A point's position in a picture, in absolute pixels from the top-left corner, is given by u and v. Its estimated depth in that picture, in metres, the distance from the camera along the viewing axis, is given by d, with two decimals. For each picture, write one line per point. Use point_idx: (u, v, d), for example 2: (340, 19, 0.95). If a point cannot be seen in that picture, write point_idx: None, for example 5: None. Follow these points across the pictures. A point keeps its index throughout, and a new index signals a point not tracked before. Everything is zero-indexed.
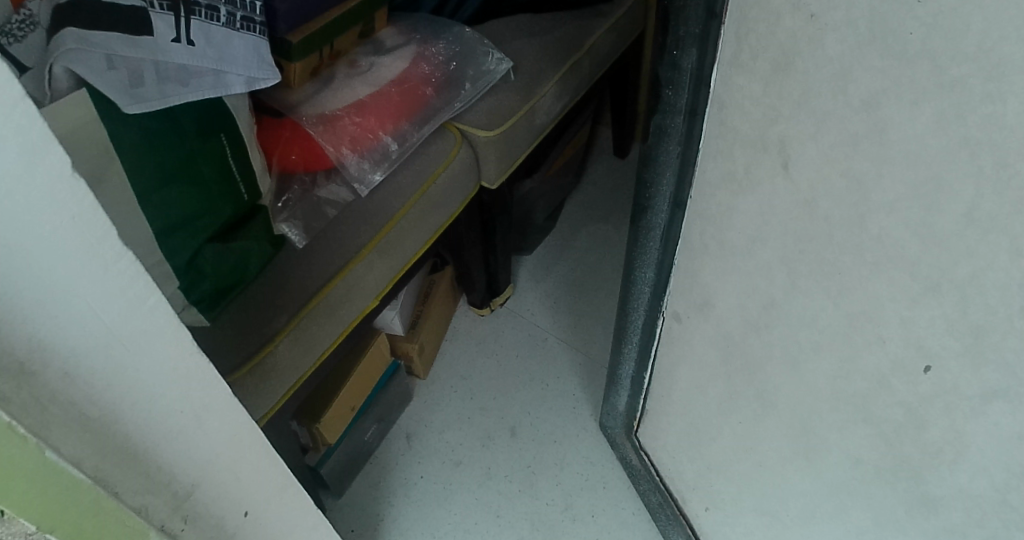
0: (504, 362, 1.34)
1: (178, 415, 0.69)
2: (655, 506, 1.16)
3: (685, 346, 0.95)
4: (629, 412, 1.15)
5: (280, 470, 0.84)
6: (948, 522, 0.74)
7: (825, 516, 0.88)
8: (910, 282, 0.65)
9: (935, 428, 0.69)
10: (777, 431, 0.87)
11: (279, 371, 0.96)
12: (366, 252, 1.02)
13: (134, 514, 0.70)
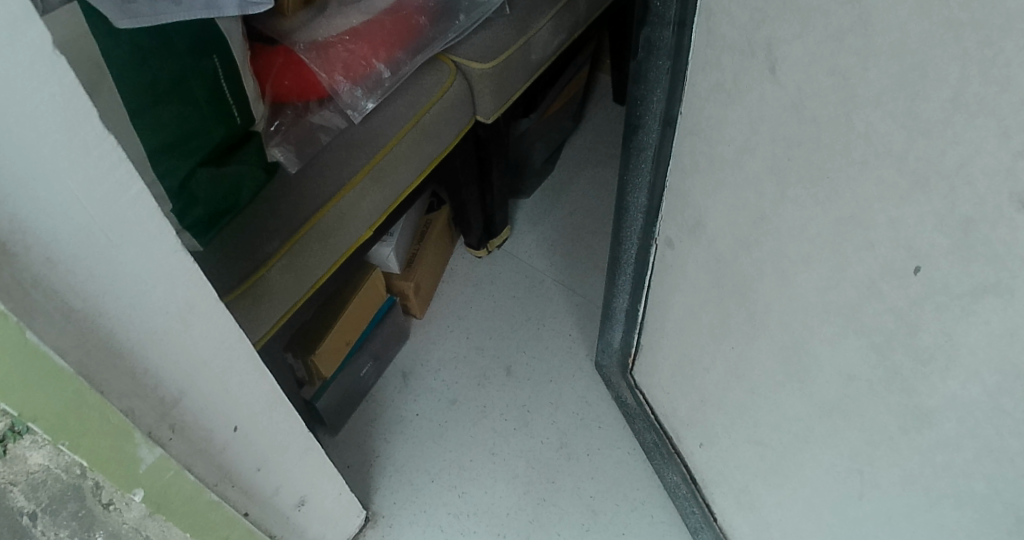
0: (500, 302, 1.36)
1: (162, 315, 0.70)
2: (650, 445, 1.18)
3: (678, 273, 0.96)
4: (624, 348, 1.17)
5: (270, 387, 0.84)
6: (942, 435, 0.72)
7: (818, 441, 0.86)
8: (898, 179, 0.65)
9: (926, 333, 0.68)
10: (770, 353, 0.86)
11: (273, 295, 0.98)
12: (359, 180, 1.03)
13: (121, 415, 0.70)
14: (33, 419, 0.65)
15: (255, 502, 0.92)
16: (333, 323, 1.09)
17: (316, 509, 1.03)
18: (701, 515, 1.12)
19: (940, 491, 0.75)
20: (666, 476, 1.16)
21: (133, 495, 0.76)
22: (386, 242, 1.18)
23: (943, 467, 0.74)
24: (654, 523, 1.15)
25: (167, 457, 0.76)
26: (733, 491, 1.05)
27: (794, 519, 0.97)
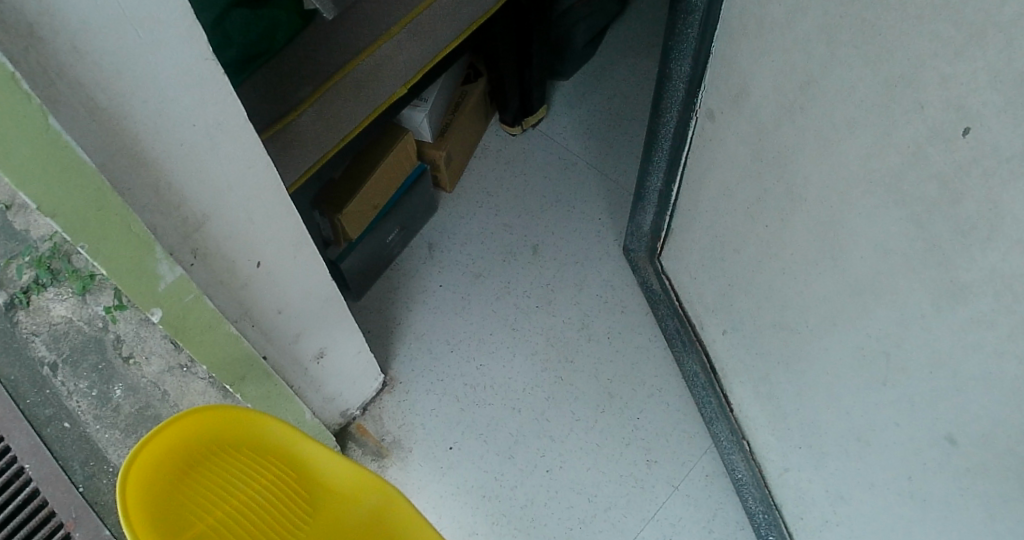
0: (532, 183, 1.36)
1: (190, 129, 0.68)
2: (672, 332, 1.21)
3: (716, 146, 0.96)
4: (654, 232, 1.20)
5: (296, 225, 0.83)
6: (975, 312, 0.68)
7: (847, 322, 0.83)
8: (955, 33, 0.62)
9: (969, 202, 0.65)
10: (804, 230, 0.85)
11: (303, 141, 0.99)
12: (396, 31, 1.01)
13: (143, 227, 0.69)
14: (52, 214, 0.64)
15: (274, 347, 0.93)
16: (364, 183, 1.10)
17: (333, 364, 1.05)
18: (718, 405, 1.14)
19: (968, 375, 0.71)
20: (686, 364, 1.19)
21: (150, 313, 0.75)
22: (420, 107, 1.17)
23: (973, 348, 0.69)
24: (668, 411, 1.20)
25: (186, 280, 0.75)
26: (753, 380, 1.05)
27: (814, 408, 0.94)
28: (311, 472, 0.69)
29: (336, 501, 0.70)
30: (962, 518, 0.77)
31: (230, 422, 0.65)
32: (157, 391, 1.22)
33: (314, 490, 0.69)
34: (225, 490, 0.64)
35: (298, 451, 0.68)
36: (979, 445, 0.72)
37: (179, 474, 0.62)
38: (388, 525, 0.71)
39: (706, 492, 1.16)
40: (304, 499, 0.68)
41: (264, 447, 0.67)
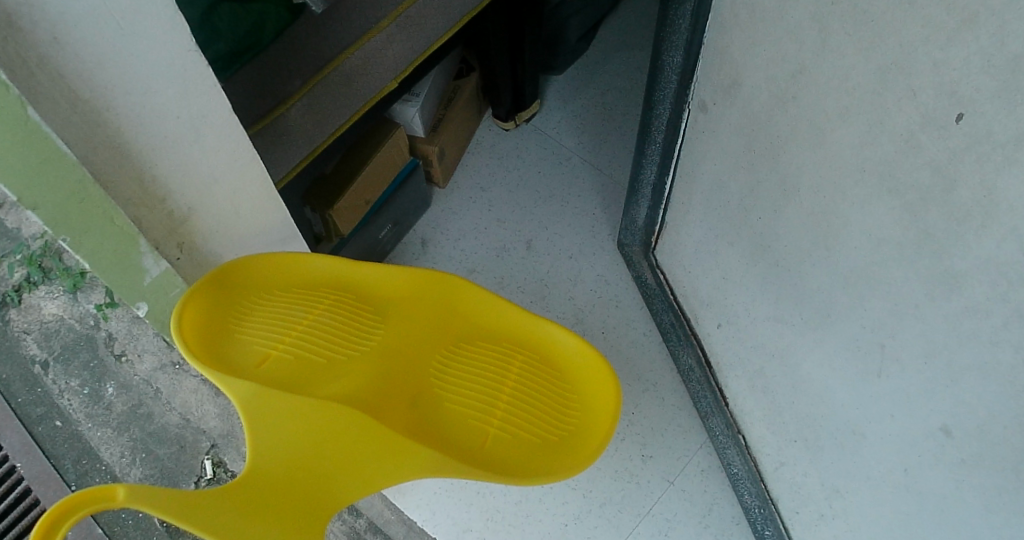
0: (525, 178, 1.35)
1: (174, 121, 0.67)
2: (667, 326, 1.20)
3: (708, 138, 0.95)
4: (647, 226, 1.19)
5: (283, 218, 0.82)
6: (971, 301, 0.67)
7: (841, 314, 0.82)
8: (948, 17, 0.61)
9: (964, 189, 0.64)
10: (798, 221, 0.84)
11: (292, 136, 0.98)
12: (386, 25, 1.00)
13: (127, 222, 0.70)
14: (34, 208, 0.67)
15: None
16: (355, 178, 1.10)
17: None
18: (713, 400, 1.13)
19: (963, 364, 0.70)
20: (681, 358, 1.18)
21: (137, 307, 0.79)
22: (411, 102, 1.17)
23: (968, 338, 0.69)
24: (663, 405, 1.19)
25: (172, 274, 0.77)
26: (747, 374, 1.04)
27: (808, 401, 0.93)
28: (360, 285, 0.88)
29: (399, 299, 0.88)
30: (959, 510, 0.77)
31: (271, 266, 0.85)
32: (150, 387, 1.28)
33: (365, 299, 0.88)
34: (291, 319, 0.83)
35: (344, 277, 0.88)
36: (975, 435, 0.71)
37: (240, 317, 0.82)
38: (456, 308, 0.88)
39: (702, 486, 1.15)
40: (365, 305, 0.87)
41: (316, 280, 0.87)
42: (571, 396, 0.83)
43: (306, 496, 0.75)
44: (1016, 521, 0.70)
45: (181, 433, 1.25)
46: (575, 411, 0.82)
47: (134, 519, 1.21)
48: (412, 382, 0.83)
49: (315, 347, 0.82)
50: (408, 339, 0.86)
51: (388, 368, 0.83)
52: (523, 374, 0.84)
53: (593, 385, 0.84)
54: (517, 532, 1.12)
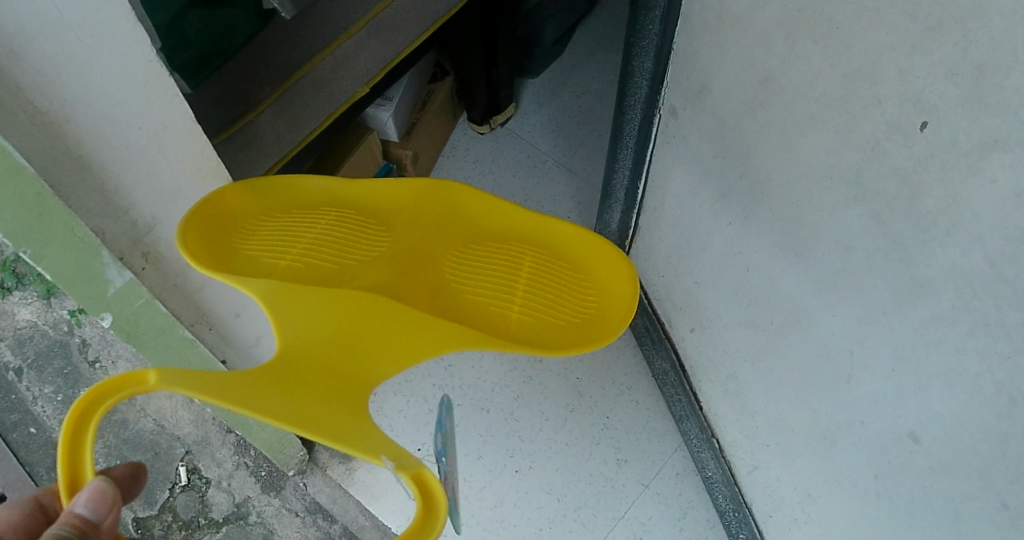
0: (500, 180, 1.33)
1: (136, 131, 0.67)
2: (642, 330, 1.21)
3: (680, 143, 0.95)
4: (621, 229, 1.19)
5: None
6: (937, 309, 0.67)
7: (811, 320, 0.83)
8: (911, 26, 0.61)
9: (929, 197, 0.65)
10: (767, 227, 0.84)
11: (262, 143, 0.96)
12: (356, 30, 1.00)
13: (90, 235, 0.68)
14: None
15: (234, 351, 0.90)
16: None
17: None
18: (688, 403, 1.14)
19: (930, 371, 0.70)
20: (656, 362, 1.19)
21: (101, 318, 0.75)
22: (384, 106, 1.16)
23: (934, 346, 0.69)
24: (637, 408, 1.20)
25: (137, 284, 0.74)
26: (721, 378, 1.05)
27: (780, 406, 0.94)
28: (360, 200, 0.79)
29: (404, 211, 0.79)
30: (928, 516, 0.77)
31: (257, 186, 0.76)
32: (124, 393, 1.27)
33: (364, 209, 0.79)
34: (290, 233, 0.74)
35: (341, 194, 0.79)
36: (942, 442, 0.72)
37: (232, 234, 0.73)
38: (460, 211, 0.79)
39: (677, 490, 1.15)
40: (367, 217, 0.78)
41: (310, 200, 0.78)
42: (597, 288, 0.74)
43: (334, 379, 0.65)
44: (983, 528, 0.71)
45: (155, 439, 1.25)
46: (602, 301, 0.73)
47: None
48: (426, 286, 0.73)
49: (319, 258, 0.72)
50: (419, 244, 0.77)
51: (398, 274, 0.74)
52: (540, 273, 0.74)
53: (620, 277, 0.74)
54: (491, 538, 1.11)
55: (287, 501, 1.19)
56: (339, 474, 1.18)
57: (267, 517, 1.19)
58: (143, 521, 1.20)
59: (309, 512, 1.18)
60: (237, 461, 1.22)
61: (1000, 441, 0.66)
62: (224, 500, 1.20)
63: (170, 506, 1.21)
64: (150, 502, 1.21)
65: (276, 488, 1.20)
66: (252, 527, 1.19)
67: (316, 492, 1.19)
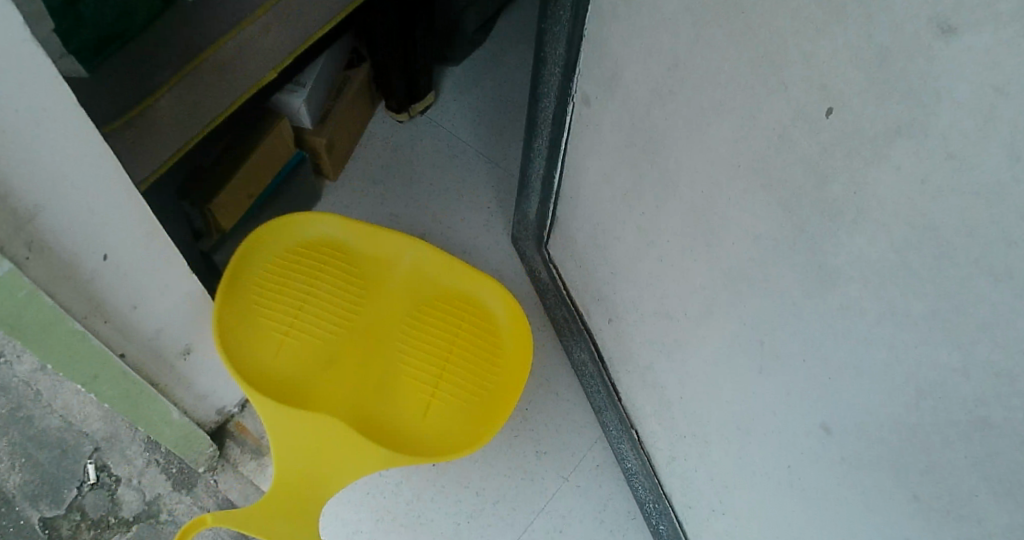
0: (418, 170, 1.32)
1: (11, 114, 0.62)
2: (561, 320, 1.20)
3: (594, 132, 0.95)
4: (539, 220, 1.18)
5: (145, 213, 0.78)
6: (845, 297, 0.68)
7: (721, 310, 0.83)
8: (814, 11, 0.61)
9: (836, 184, 0.65)
10: (678, 217, 0.84)
11: (161, 129, 0.93)
12: (263, 13, 0.97)
13: None
14: None
15: (132, 345, 0.87)
16: (235, 173, 1.06)
17: (199, 362, 0.99)
18: (606, 394, 1.14)
19: (840, 362, 0.71)
20: (575, 354, 1.19)
21: None
22: (297, 92, 1.13)
23: (845, 334, 0.70)
24: (558, 400, 1.20)
25: (18, 274, 0.70)
26: (638, 369, 1.05)
27: (694, 397, 0.94)
28: (349, 253, 1.13)
29: (379, 283, 1.14)
30: (838, 504, 0.78)
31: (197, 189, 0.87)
32: (30, 390, 1.24)
33: None
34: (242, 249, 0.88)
35: None
36: (854, 433, 0.72)
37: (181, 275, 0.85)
38: None
39: (597, 482, 1.15)
40: None
41: None
42: (503, 359, 1.11)
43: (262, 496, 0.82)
44: (892, 517, 0.72)
45: (62, 436, 1.21)
46: (497, 367, 1.11)
47: (13, 528, 1.16)
48: (387, 349, 1.10)
49: (316, 318, 1.09)
50: (382, 322, 1.12)
51: (371, 320, 1.12)
52: (463, 348, 1.11)
53: (519, 335, 1.12)
54: (409, 534, 1.09)
55: (198, 498, 1.16)
56: (252, 471, 1.15)
57: (179, 515, 1.16)
58: (51, 521, 1.16)
59: (221, 509, 1.15)
60: (148, 459, 1.19)
61: (908, 431, 0.67)
62: (134, 499, 1.16)
63: (79, 505, 1.17)
64: (57, 502, 1.17)
65: (188, 486, 1.17)
66: (163, 525, 1.15)
67: (228, 489, 1.16)
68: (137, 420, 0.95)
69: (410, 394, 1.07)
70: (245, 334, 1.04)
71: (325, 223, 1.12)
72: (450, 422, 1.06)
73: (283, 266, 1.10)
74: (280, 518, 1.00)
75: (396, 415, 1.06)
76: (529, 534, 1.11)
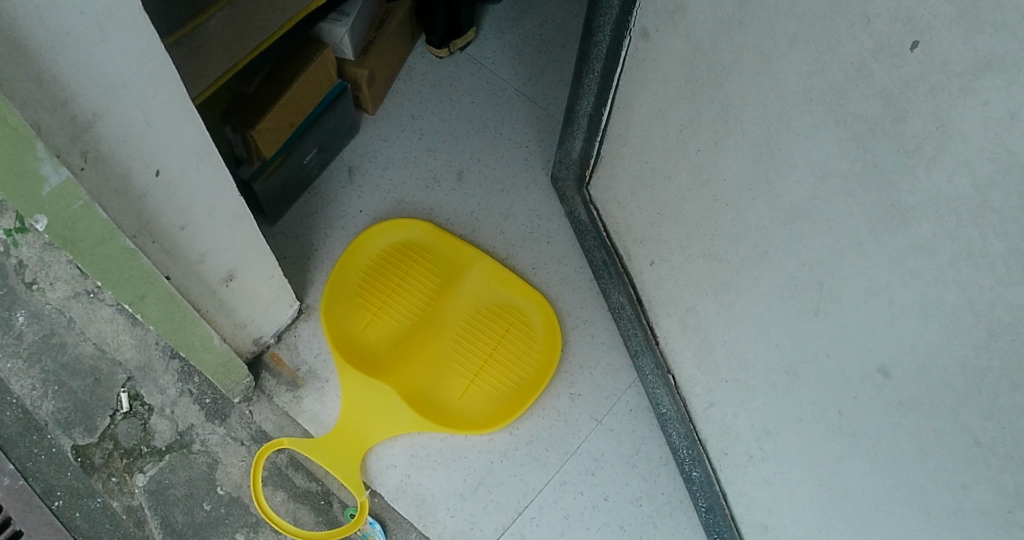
0: (459, 107, 1.30)
1: (76, 17, 0.61)
2: (599, 263, 1.19)
3: (650, 67, 0.94)
4: (583, 158, 1.17)
5: (200, 131, 0.76)
6: (918, 237, 0.67)
7: (779, 250, 0.83)
8: None
9: (915, 119, 0.64)
10: (739, 154, 0.84)
11: (211, 49, 0.92)
12: None
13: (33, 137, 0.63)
14: None
15: (177, 267, 0.87)
16: (277, 100, 1.04)
17: (241, 288, 0.98)
18: (643, 338, 1.13)
19: (905, 303, 0.71)
20: (612, 297, 1.18)
21: (34, 221, 0.69)
22: (341, 21, 1.11)
23: (913, 275, 0.69)
24: (592, 342, 1.19)
25: (73, 185, 0.68)
26: (680, 312, 1.04)
27: (741, 341, 0.94)
28: (432, 252, 1.21)
29: (456, 272, 1.20)
30: (892, 449, 0.77)
31: None
32: (62, 317, 1.22)
33: None
34: None
35: None
36: (914, 376, 0.72)
37: None
38: None
39: (630, 427, 1.15)
40: None
41: None
42: (539, 349, 1.17)
43: None
44: (949, 463, 0.72)
45: (96, 364, 1.20)
46: (535, 353, 1.17)
47: (45, 455, 1.16)
48: (447, 326, 1.17)
49: (400, 305, 1.18)
50: (453, 309, 1.18)
51: (439, 300, 1.18)
52: (510, 341, 1.17)
53: (552, 344, 1.17)
54: (442, 469, 1.11)
55: (232, 429, 1.16)
56: (287, 403, 1.16)
57: (211, 446, 1.16)
58: (83, 449, 1.16)
59: (254, 441, 1.16)
60: (181, 389, 1.19)
61: (977, 376, 0.66)
62: (167, 428, 1.17)
63: (112, 434, 1.16)
64: (90, 430, 1.17)
65: (221, 416, 1.17)
66: (196, 456, 1.15)
67: (262, 419, 1.16)
68: (180, 346, 0.94)
69: (456, 371, 1.15)
70: (340, 307, 1.17)
71: (416, 230, 1.22)
72: (486, 405, 1.13)
73: (378, 264, 1.20)
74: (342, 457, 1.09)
75: (441, 387, 1.14)
76: (561, 474, 1.12)
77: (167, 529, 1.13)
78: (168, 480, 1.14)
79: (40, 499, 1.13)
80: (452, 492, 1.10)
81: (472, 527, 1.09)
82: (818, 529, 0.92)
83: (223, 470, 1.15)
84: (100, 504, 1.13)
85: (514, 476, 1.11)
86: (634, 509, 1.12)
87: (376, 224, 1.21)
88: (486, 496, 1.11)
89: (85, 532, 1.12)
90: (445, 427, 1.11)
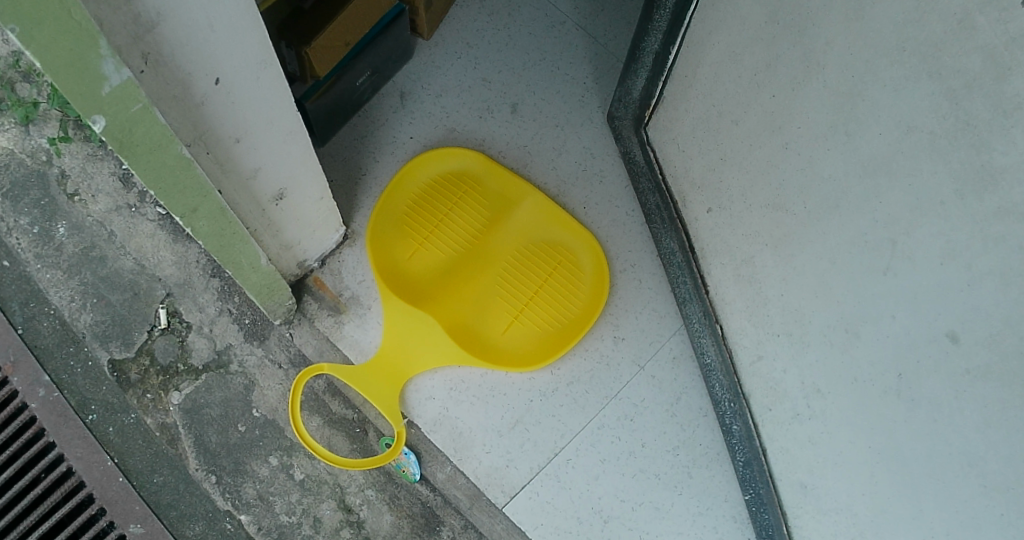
0: (516, 38, 1.26)
1: None
2: (651, 207, 1.17)
3: (728, 7, 0.89)
4: (643, 98, 1.14)
5: (263, 41, 0.74)
6: (1006, 203, 0.64)
7: (851, 203, 0.79)
8: None
9: (1018, 78, 0.60)
10: (818, 101, 0.79)
11: None
12: None
13: (98, 35, 0.60)
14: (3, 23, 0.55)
15: (229, 181, 0.86)
16: (336, 17, 1.02)
17: (289, 206, 0.97)
18: (693, 286, 1.12)
19: (985, 268, 0.67)
20: (663, 242, 1.16)
21: (92, 123, 0.65)
22: None
23: (995, 241, 0.66)
24: (639, 288, 1.18)
25: (134, 86, 0.65)
26: (735, 262, 1.03)
27: (799, 295, 0.91)
28: (483, 184, 1.19)
29: (505, 206, 1.18)
30: (950, 419, 0.75)
31: None
32: (103, 230, 1.20)
33: None
34: None
35: None
36: (986, 345, 0.69)
37: None
38: None
39: (672, 375, 1.15)
40: None
41: None
42: (586, 291, 1.16)
43: None
44: (1015, 437, 0.68)
45: (136, 279, 1.18)
46: (581, 295, 1.16)
47: (81, 368, 1.15)
48: (494, 261, 1.16)
49: (446, 237, 1.16)
50: (501, 244, 1.17)
51: (488, 234, 1.17)
52: (557, 279, 1.16)
53: (600, 285, 1.16)
54: (480, 404, 1.12)
55: (270, 351, 1.16)
56: (327, 327, 1.15)
57: (249, 367, 1.16)
58: (120, 364, 1.15)
59: (293, 364, 1.16)
60: (220, 308, 1.18)
61: None
62: (204, 346, 1.16)
63: (149, 349, 1.16)
64: (127, 344, 1.16)
65: (260, 338, 1.17)
66: (233, 376, 1.15)
67: (303, 342, 1.16)
68: (227, 263, 0.92)
69: (501, 306, 1.14)
70: (387, 234, 1.15)
71: (468, 160, 1.19)
72: (528, 343, 1.13)
73: (428, 193, 1.18)
74: (384, 386, 1.09)
75: (484, 322, 1.14)
76: (600, 418, 1.13)
77: (201, 447, 1.13)
78: (204, 399, 1.14)
79: (74, 412, 1.13)
80: (489, 429, 1.12)
81: (508, 464, 1.11)
82: (861, 491, 0.89)
83: (259, 391, 1.15)
84: (134, 420, 1.14)
85: (552, 417, 1.12)
86: (670, 458, 1.12)
87: (427, 151, 1.19)
88: (523, 434, 1.12)
89: (117, 447, 1.13)
90: (487, 363, 1.11)
